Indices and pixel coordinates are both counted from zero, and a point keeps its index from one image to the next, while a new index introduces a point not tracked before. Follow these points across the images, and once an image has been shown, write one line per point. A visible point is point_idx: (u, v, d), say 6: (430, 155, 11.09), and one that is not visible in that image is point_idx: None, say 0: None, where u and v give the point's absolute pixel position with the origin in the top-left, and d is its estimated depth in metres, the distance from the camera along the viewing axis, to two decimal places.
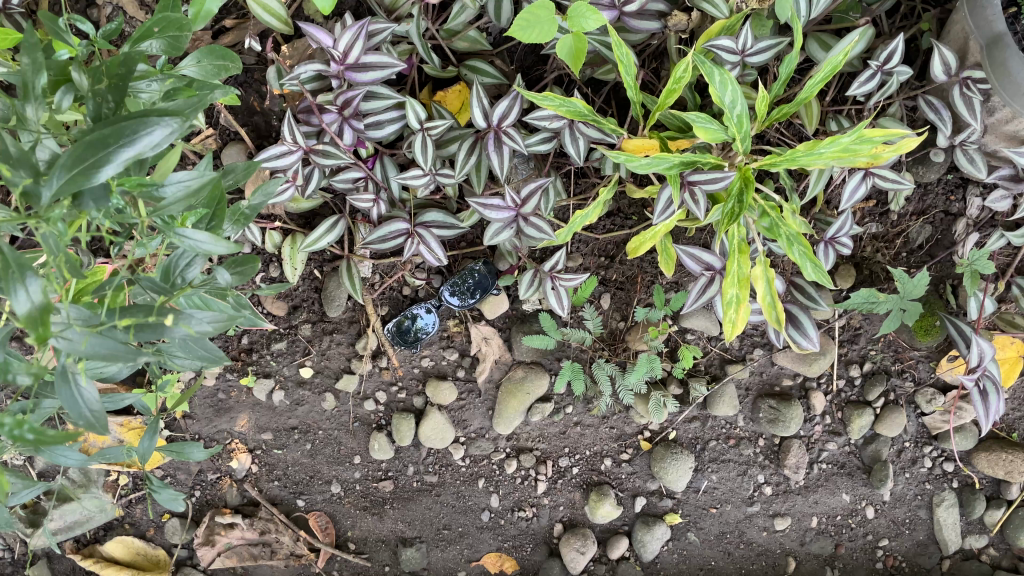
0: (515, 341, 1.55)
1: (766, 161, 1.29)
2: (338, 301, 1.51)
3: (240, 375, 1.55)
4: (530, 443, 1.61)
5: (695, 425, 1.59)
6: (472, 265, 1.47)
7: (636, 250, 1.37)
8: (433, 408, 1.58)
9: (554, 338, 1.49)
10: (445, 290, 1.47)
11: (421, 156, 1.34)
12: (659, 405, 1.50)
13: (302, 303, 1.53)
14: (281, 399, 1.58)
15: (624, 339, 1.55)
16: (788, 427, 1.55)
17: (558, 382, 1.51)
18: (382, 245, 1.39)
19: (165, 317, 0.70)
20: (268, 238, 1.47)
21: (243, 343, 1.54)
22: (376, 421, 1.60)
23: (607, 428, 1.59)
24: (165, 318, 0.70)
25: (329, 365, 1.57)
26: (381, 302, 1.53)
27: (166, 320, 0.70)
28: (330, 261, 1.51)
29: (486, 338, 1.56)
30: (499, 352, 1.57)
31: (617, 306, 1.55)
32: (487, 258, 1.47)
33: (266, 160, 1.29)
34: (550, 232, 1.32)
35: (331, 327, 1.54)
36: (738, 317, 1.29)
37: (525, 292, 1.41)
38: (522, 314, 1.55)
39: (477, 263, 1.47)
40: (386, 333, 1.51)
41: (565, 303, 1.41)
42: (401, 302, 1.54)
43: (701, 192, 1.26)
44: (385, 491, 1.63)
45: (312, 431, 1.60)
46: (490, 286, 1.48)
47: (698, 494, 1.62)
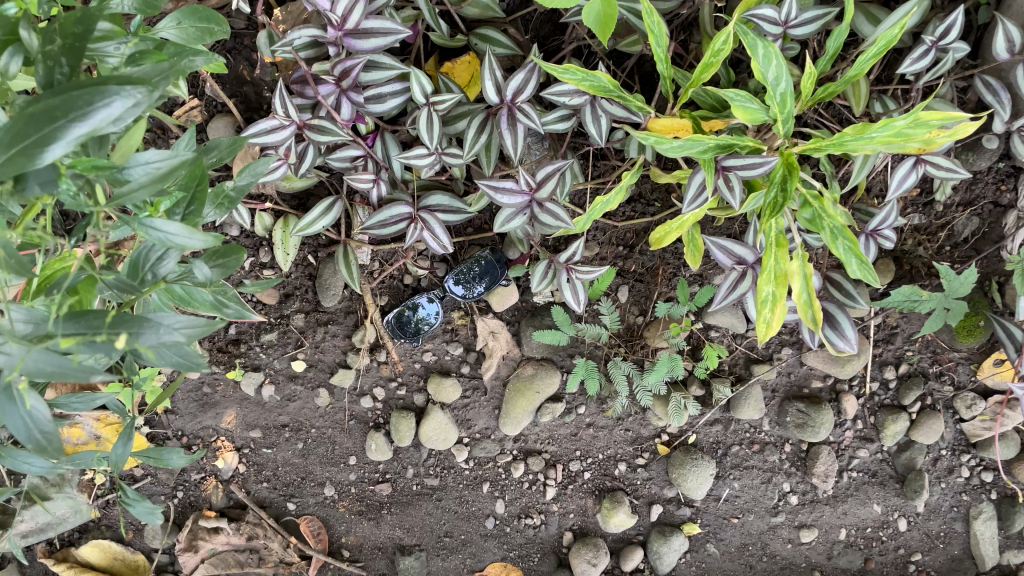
0: (526, 335, 1.44)
1: (813, 144, 1.16)
2: (335, 290, 1.40)
3: (227, 368, 1.44)
4: (539, 445, 1.49)
5: (717, 429, 1.47)
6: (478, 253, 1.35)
7: (661, 241, 1.27)
8: (435, 406, 1.46)
9: (567, 333, 1.38)
10: (448, 280, 1.36)
11: (426, 134, 1.24)
12: (679, 407, 1.40)
13: (295, 291, 1.42)
14: (271, 394, 1.46)
15: (642, 335, 1.44)
16: (818, 433, 1.44)
17: (571, 381, 1.41)
18: (385, 232, 1.30)
19: (114, 337, 0.56)
20: (258, 220, 1.37)
21: (229, 334, 1.42)
22: (374, 419, 1.49)
23: (622, 430, 1.47)
24: (115, 339, 0.56)
25: (323, 359, 1.46)
26: (381, 288, 1.43)
27: (116, 341, 0.56)
28: (326, 246, 1.40)
29: (492, 332, 1.44)
30: (506, 347, 1.46)
31: (636, 299, 1.44)
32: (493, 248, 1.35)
33: (254, 135, 1.19)
34: (570, 222, 1.23)
35: (328, 317, 1.43)
36: (773, 317, 1.19)
37: (538, 284, 1.32)
38: (532, 306, 1.44)
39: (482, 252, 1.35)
40: (386, 324, 1.40)
41: (584, 297, 1.30)
42: (404, 289, 1.44)
43: (736, 179, 1.15)
44: (382, 494, 1.51)
45: (304, 429, 1.49)
46: (498, 278, 1.37)
47: (719, 503, 1.50)
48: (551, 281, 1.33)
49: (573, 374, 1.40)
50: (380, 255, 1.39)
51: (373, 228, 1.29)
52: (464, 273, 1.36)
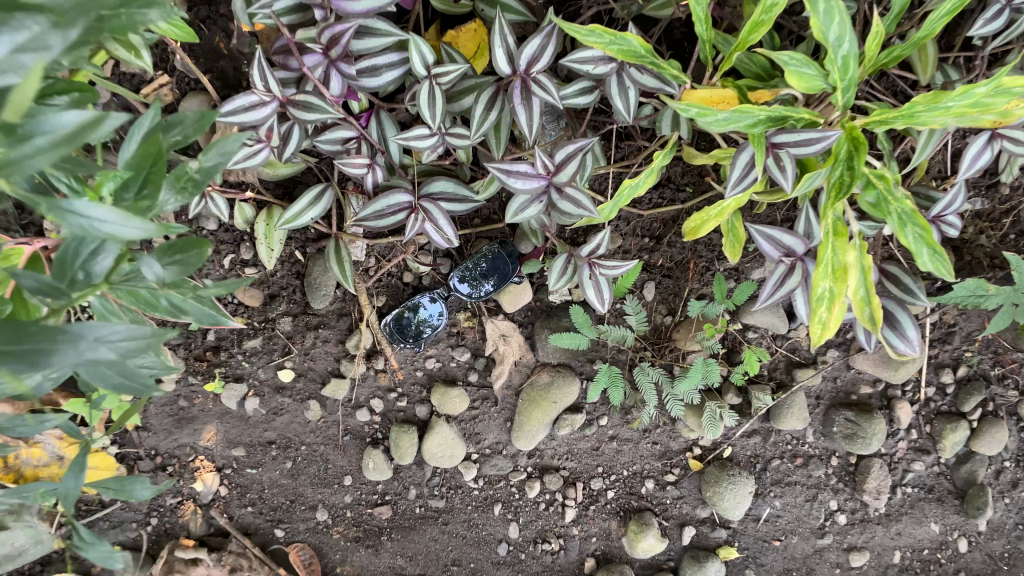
0: (541, 338, 1.28)
1: (877, 116, 0.99)
2: (327, 289, 1.25)
3: (205, 380, 1.28)
4: (556, 461, 1.34)
5: (756, 441, 1.31)
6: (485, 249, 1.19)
7: (696, 231, 1.12)
8: (440, 419, 1.30)
9: (587, 336, 1.23)
10: (453, 277, 1.21)
11: (428, 111, 1.08)
12: (714, 418, 1.24)
13: (282, 291, 1.27)
14: (256, 408, 1.31)
15: (671, 338, 1.29)
16: (869, 445, 1.28)
17: (592, 391, 1.25)
18: (382, 224, 1.15)
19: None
20: (238, 212, 1.21)
21: (208, 340, 1.26)
22: (372, 434, 1.33)
23: (649, 443, 1.32)
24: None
25: (313, 367, 1.31)
26: (379, 286, 1.28)
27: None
28: (315, 240, 1.25)
29: (503, 336, 1.28)
30: (518, 351, 1.30)
31: (663, 297, 1.29)
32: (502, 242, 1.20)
33: (230, 113, 1.03)
34: (594, 209, 1.07)
35: (320, 320, 1.29)
36: (830, 317, 1.03)
37: (556, 282, 1.17)
38: (548, 305, 1.29)
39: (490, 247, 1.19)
40: (384, 328, 1.24)
41: (609, 297, 1.15)
42: (404, 288, 1.29)
43: (789, 157, 0.99)
44: (382, 518, 1.36)
45: (293, 446, 1.33)
46: (507, 276, 1.22)
47: (759, 524, 1.34)
48: (572, 277, 1.17)
49: (594, 381, 1.25)
50: (378, 251, 1.25)
51: (368, 219, 1.14)
52: (469, 271, 1.21)
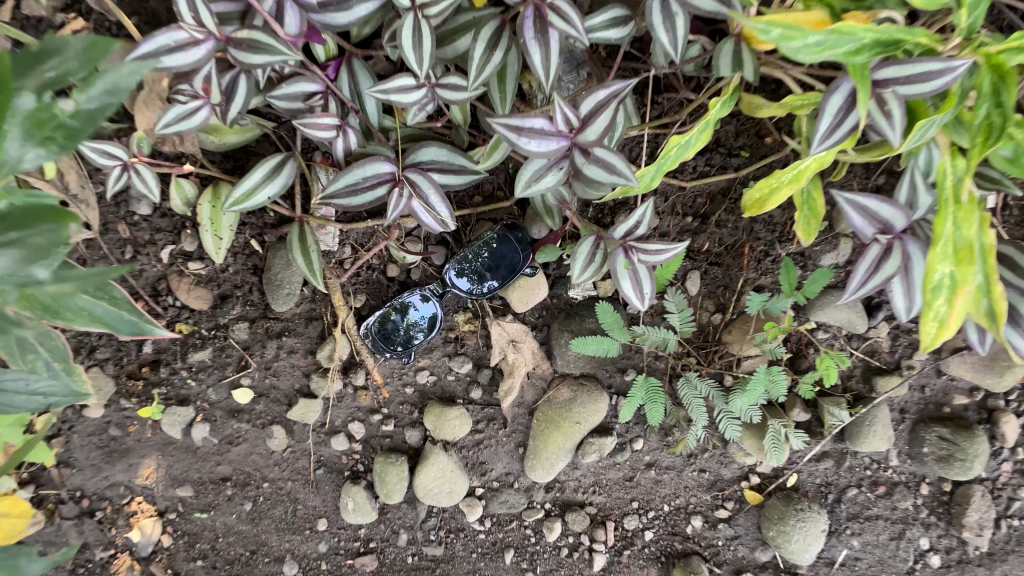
0: (559, 345, 1.03)
1: (1019, 40, 0.70)
2: (293, 287, 1.00)
3: (141, 404, 1.03)
4: (580, 496, 1.09)
5: (827, 466, 1.06)
6: (488, 232, 0.97)
7: (762, 203, 0.87)
8: (435, 447, 1.05)
9: (619, 341, 0.99)
10: (450, 270, 0.98)
11: (412, 55, 0.80)
12: (779, 440, 0.99)
13: (238, 291, 1.02)
14: (205, 437, 1.05)
15: (721, 340, 1.04)
16: (969, 469, 1.02)
17: (626, 410, 1.00)
18: (357, 204, 0.90)
19: None
20: (175, 189, 0.94)
21: (144, 354, 1.01)
22: (351, 467, 1.08)
23: (694, 472, 1.07)
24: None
25: (276, 386, 1.05)
26: (358, 282, 1.03)
27: None
28: (276, 226, 1.00)
29: (512, 341, 1.03)
30: (532, 361, 1.05)
31: (711, 290, 1.04)
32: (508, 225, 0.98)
33: (143, 57, 0.72)
34: (632, 176, 0.82)
35: (285, 327, 1.03)
36: (951, 313, 0.77)
37: (581, 276, 0.91)
38: (568, 301, 1.04)
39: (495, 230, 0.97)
40: (365, 335, 1.00)
41: (651, 292, 0.89)
42: (389, 285, 1.04)
43: (898, 98, 0.72)
44: (366, 570, 1.11)
45: (253, 483, 1.08)
46: (518, 268, 0.99)
47: (832, 568, 1.09)
48: (601, 265, 0.91)
49: (629, 397, 1.00)
50: (355, 239, 1.00)
51: (338, 199, 0.89)
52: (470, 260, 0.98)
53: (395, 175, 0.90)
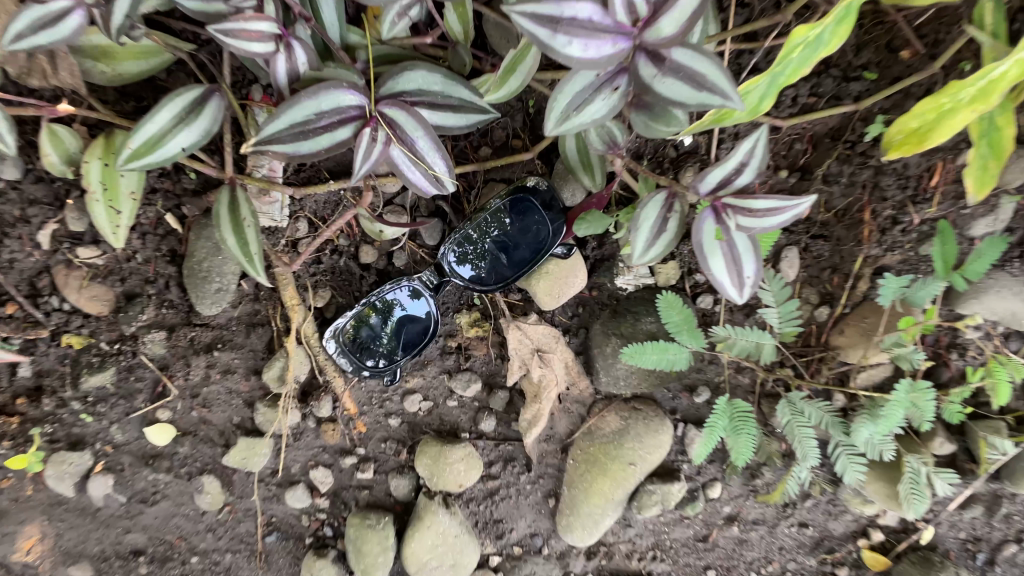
0: (604, 356, 0.73)
1: None
2: (226, 279, 0.70)
3: (13, 452, 0.72)
4: (635, 563, 0.79)
5: (978, 519, 0.76)
6: (492, 200, 0.69)
7: (919, 142, 0.58)
8: (433, 502, 0.75)
9: (689, 348, 0.69)
10: (449, 256, 0.70)
11: None
12: (917, 481, 0.70)
13: (150, 289, 0.72)
14: (109, 495, 0.75)
15: (829, 343, 0.74)
16: None
17: (702, 449, 0.71)
18: (310, 150, 0.59)
19: None
20: (49, 142, 0.62)
21: (20, 379, 0.72)
22: (314, 532, 0.77)
23: (790, 526, 0.78)
24: None
25: (208, 421, 0.75)
26: (320, 274, 0.73)
27: None
28: (200, 194, 0.70)
29: (537, 352, 0.74)
30: (564, 378, 0.75)
31: (810, 272, 0.75)
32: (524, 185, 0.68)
33: None
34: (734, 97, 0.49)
35: (220, 338, 0.74)
36: None
37: (648, 255, 0.60)
38: (615, 293, 0.74)
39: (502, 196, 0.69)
40: (335, 355, 0.71)
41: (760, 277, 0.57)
42: (363, 275, 0.74)
43: None
44: None
45: (176, 558, 0.77)
46: (545, 243, 0.70)
47: None
48: (676, 239, 0.61)
49: (707, 427, 0.71)
50: (313, 210, 0.71)
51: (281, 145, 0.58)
52: (473, 241, 0.70)
53: (367, 110, 0.60)
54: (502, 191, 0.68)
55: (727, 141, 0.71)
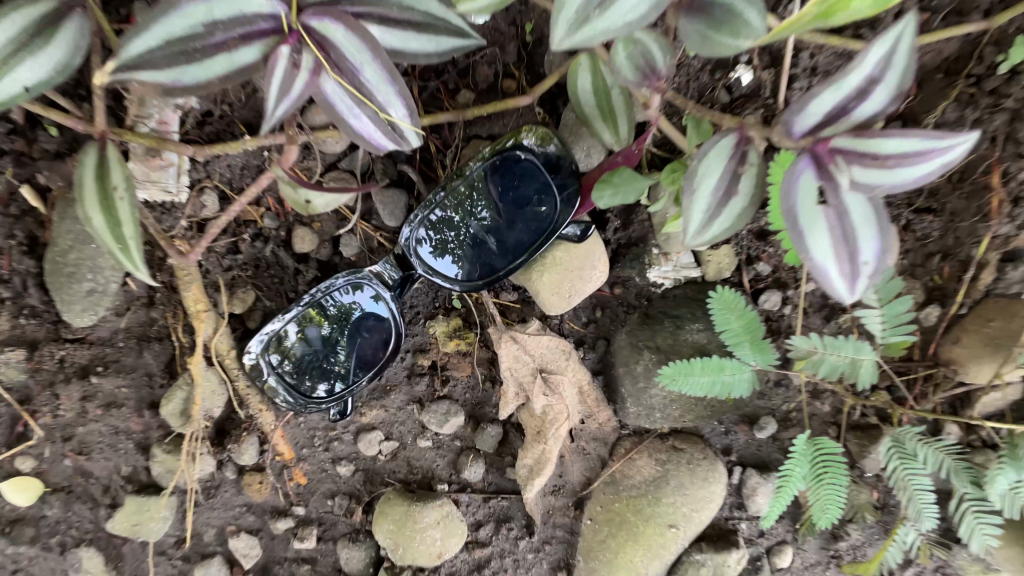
0: (634, 379, 0.52)
1: None
2: (102, 278, 0.50)
3: None
4: None
5: None
6: (466, 166, 0.48)
7: None
8: None
9: (755, 364, 0.50)
10: (423, 247, 0.51)
11: None
12: None
13: (1, 293, 0.49)
14: None
15: (943, 360, 0.52)
16: None
17: (772, 512, 0.51)
18: (197, 82, 0.37)
19: None
20: None
21: None
22: None
23: None
24: None
25: (90, 471, 0.55)
26: (239, 269, 0.53)
27: None
28: (63, 157, 0.47)
29: (540, 374, 0.53)
30: (576, 408, 0.55)
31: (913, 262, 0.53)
32: (513, 146, 0.48)
33: None
34: None
35: (102, 359, 0.53)
36: None
37: (716, 233, 0.39)
38: (645, 291, 0.54)
39: (480, 161, 0.48)
40: (267, 388, 0.52)
41: (885, 263, 0.37)
42: (299, 269, 0.54)
43: None
44: None
45: None
46: (549, 220, 0.50)
47: None
48: (753, 207, 0.40)
49: (780, 479, 0.51)
50: (224, 180, 0.51)
51: (152, 75, 0.35)
52: (456, 223, 0.50)
53: (285, 23, 0.37)
54: (479, 153, 0.48)
55: (798, 80, 0.51)
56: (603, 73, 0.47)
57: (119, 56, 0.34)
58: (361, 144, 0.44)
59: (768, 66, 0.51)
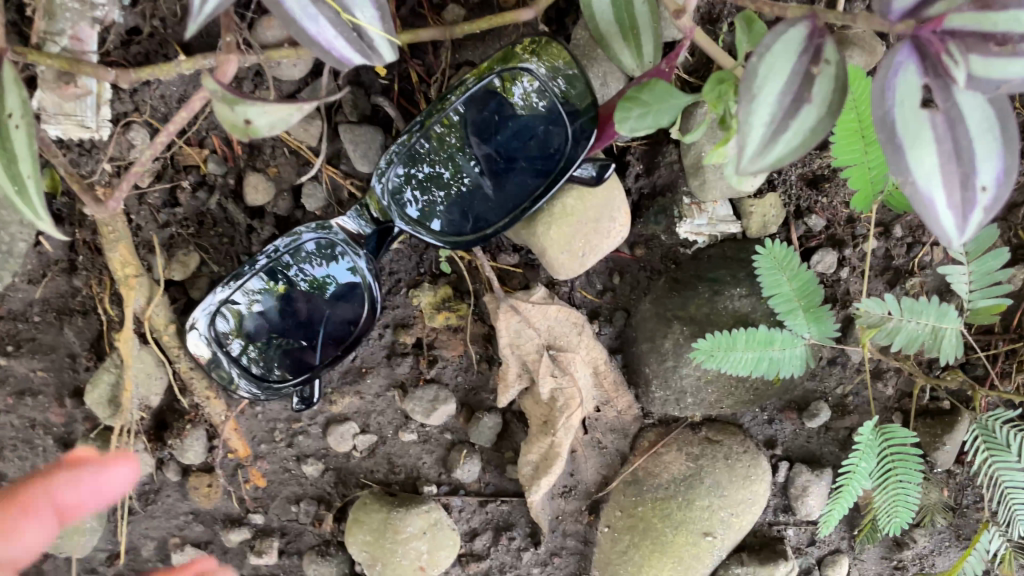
0: (659, 357, 0.43)
1: None
2: (8, 234, 0.41)
3: None
4: None
5: None
6: (447, 102, 0.39)
7: None
8: None
9: (807, 334, 0.41)
10: (411, 207, 0.42)
11: None
12: None
13: None
14: None
15: None
16: None
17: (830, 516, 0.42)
18: None
19: None
20: None
21: None
22: None
23: None
24: None
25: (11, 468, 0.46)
26: (178, 226, 0.43)
27: None
28: None
29: (547, 352, 0.43)
30: (591, 394, 0.45)
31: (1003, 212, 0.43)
32: (509, 71, 0.39)
33: None
34: None
35: (14, 337, 0.44)
36: None
37: (787, 146, 0.29)
38: (673, 252, 0.45)
39: (463, 95, 0.39)
40: (217, 376, 0.42)
41: (1011, 191, 0.27)
42: (252, 227, 0.44)
43: None
44: None
45: None
46: (559, 155, 0.40)
47: None
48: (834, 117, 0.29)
49: (841, 478, 0.42)
50: (158, 115, 0.41)
51: None
52: (445, 181, 0.41)
53: None
54: (461, 84, 0.39)
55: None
56: None
57: None
58: (332, 62, 0.34)
59: None
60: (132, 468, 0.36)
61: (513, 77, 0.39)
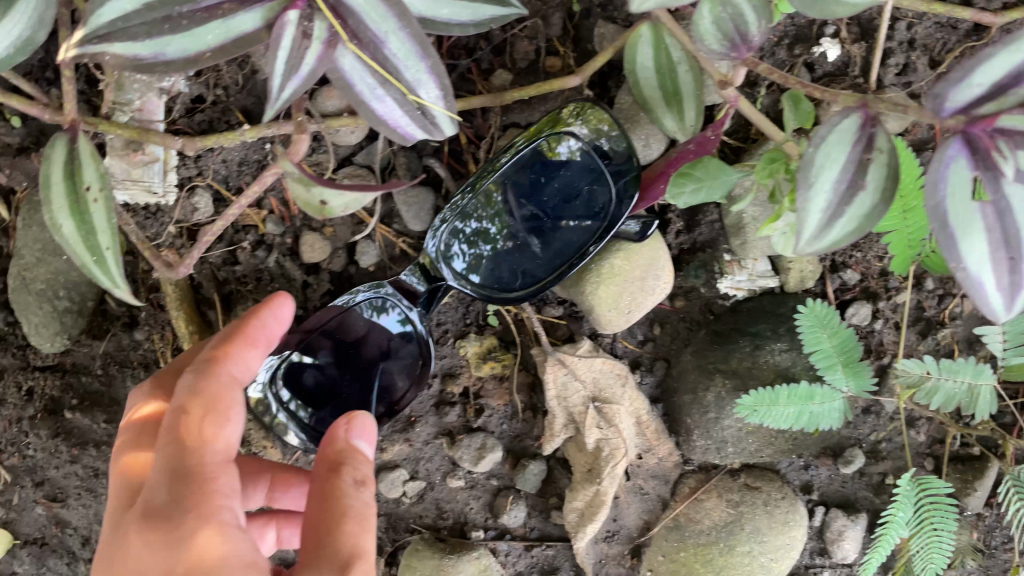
0: (700, 409, 0.45)
1: None
2: (79, 295, 0.43)
3: None
4: None
5: None
6: (497, 163, 0.42)
7: None
8: None
9: (846, 390, 0.42)
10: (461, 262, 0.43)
11: None
12: None
13: None
14: None
15: None
16: None
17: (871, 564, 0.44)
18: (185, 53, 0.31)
19: None
20: None
21: None
22: None
23: None
24: None
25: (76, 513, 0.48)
26: (237, 284, 0.45)
27: None
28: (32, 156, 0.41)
29: (593, 404, 0.45)
30: (634, 442, 0.47)
31: None
32: (555, 134, 0.41)
33: None
34: None
35: (79, 391, 0.46)
36: None
37: (840, 234, 0.31)
38: (712, 303, 0.46)
39: (513, 157, 0.42)
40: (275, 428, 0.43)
41: None
42: (307, 283, 0.45)
43: None
44: None
45: None
46: (604, 213, 0.42)
47: None
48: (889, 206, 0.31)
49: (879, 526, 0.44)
50: (219, 178, 0.43)
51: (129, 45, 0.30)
52: (492, 238, 0.43)
53: None
54: (513, 146, 0.42)
55: (895, 54, 0.43)
56: (666, 44, 0.39)
57: (89, 20, 0.29)
58: (395, 140, 0.36)
59: (859, 39, 0.43)
60: (292, 305, 0.36)
61: (558, 139, 0.41)
